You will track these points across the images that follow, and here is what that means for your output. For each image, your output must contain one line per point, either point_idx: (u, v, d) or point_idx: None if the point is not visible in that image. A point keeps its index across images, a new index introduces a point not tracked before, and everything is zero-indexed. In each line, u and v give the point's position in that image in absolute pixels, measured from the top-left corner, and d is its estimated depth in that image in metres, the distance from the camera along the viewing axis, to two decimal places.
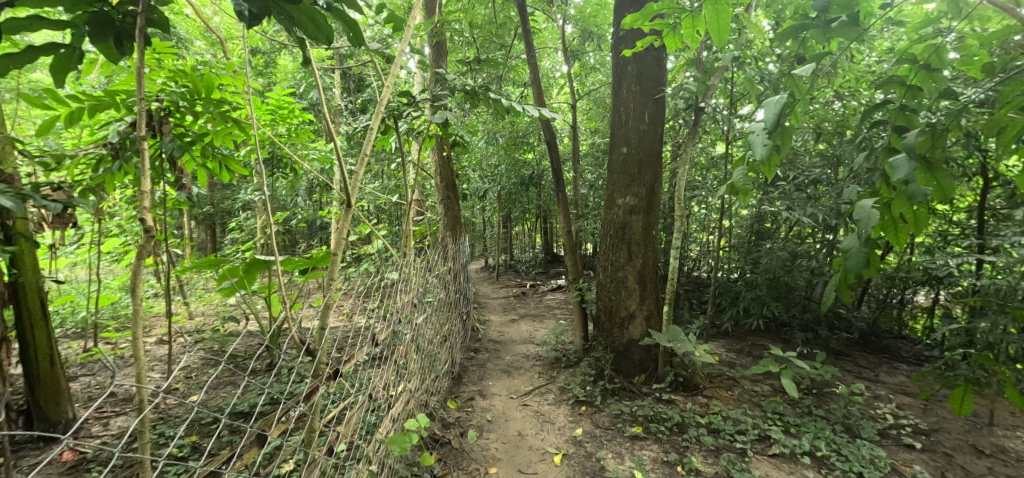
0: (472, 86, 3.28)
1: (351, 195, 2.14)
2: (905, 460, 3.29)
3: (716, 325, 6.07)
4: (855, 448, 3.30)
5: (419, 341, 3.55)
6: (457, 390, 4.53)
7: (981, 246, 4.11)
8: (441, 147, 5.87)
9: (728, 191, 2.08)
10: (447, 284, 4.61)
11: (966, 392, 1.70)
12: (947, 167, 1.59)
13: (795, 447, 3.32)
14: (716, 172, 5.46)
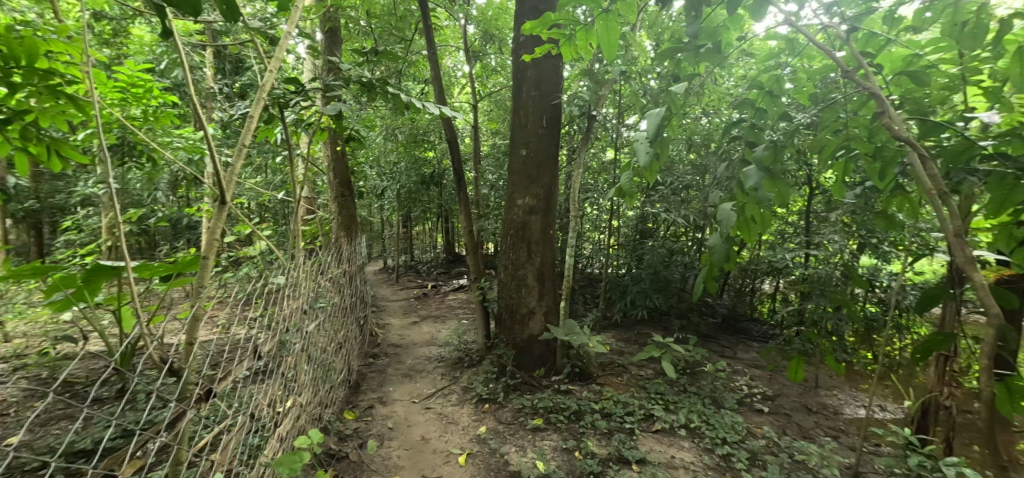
0: (369, 78, 3.17)
1: (226, 191, 2.04)
2: (757, 424, 3.86)
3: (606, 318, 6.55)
4: (721, 417, 3.79)
5: (311, 349, 3.39)
6: (354, 400, 4.39)
7: (810, 242, 4.95)
8: (334, 141, 5.62)
9: (617, 195, 2.31)
10: (341, 288, 4.43)
11: (799, 362, 2.08)
12: (784, 175, 1.94)
13: (674, 421, 3.74)
14: (606, 176, 5.92)
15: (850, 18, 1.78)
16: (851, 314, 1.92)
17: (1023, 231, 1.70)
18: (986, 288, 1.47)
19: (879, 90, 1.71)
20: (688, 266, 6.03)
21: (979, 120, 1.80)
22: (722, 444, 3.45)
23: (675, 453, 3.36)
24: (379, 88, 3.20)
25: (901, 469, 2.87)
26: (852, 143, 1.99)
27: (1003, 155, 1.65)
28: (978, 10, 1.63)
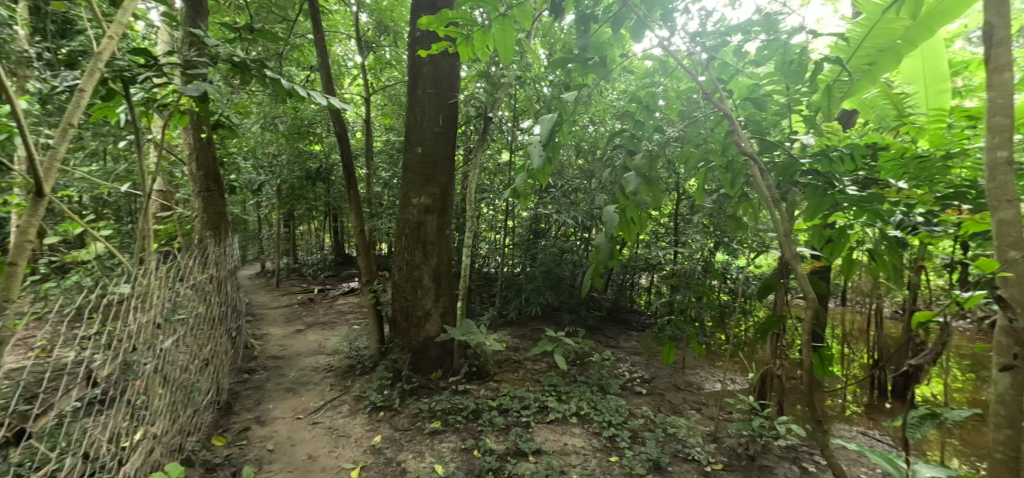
0: (241, 58, 2.82)
1: (46, 184, 1.81)
2: (637, 405, 4.27)
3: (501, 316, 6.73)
4: (607, 403, 4.13)
5: (166, 370, 3.07)
6: (225, 423, 4.02)
7: (678, 241, 5.57)
8: (198, 127, 4.98)
9: (512, 196, 2.45)
10: (207, 296, 4.00)
11: (672, 347, 2.36)
12: (657, 183, 2.20)
13: (566, 410, 3.99)
14: (501, 177, 6.08)
15: (709, 48, 2.08)
16: (708, 301, 2.24)
17: (829, 231, 2.13)
18: (803, 276, 1.82)
19: (731, 112, 2.02)
20: (577, 264, 6.44)
21: (800, 142, 2.21)
22: (608, 427, 3.75)
23: (567, 440, 3.59)
24: (254, 69, 2.87)
25: (749, 432, 3.38)
26: (710, 156, 2.31)
27: (816, 170, 2.05)
28: (800, 51, 2.00)
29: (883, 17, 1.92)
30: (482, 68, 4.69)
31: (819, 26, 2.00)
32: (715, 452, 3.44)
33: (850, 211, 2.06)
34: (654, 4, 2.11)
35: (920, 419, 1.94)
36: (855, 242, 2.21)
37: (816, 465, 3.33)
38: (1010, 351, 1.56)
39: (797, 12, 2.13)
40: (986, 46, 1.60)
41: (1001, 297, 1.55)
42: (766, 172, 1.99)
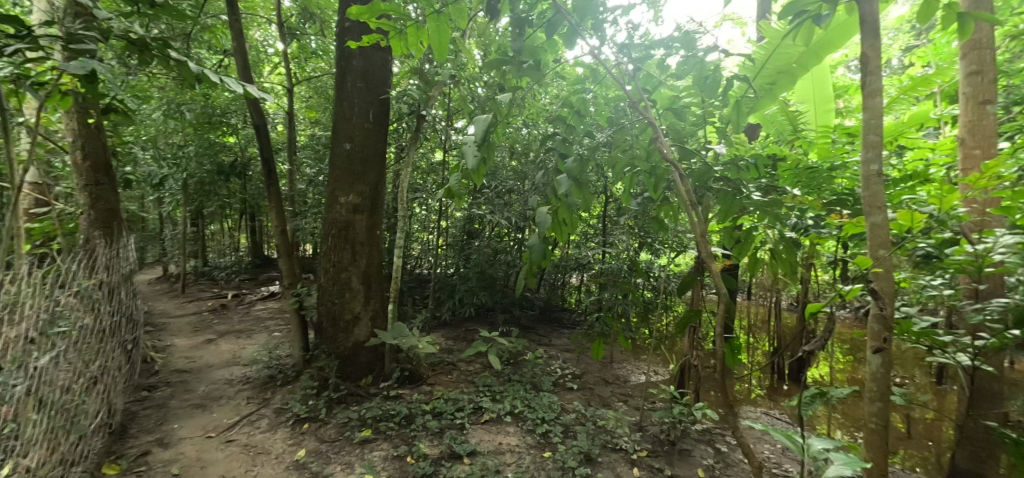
0: (142, 36, 2.50)
1: None
2: (568, 400, 4.41)
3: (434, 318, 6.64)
4: (540, 400, 4.22)
5: (42, 392, 2.70)
6: (119, 449, 3.62)
7: (606, 241, 5.81)
8: (84, 110, 4.43)
9: (446, 195, 2.45)
10: (96, 306, 3.57)
11: (602, 342, 2.48)
12: (587, 185, 2.30)
13: (500, 410, 4.03)
14: (434, 176, 6.00)
15: (635, 59, 2.22)
16: (635, 298, 2.38)
17: (738, 233, 2.34)
18: (717, 273, 1.99)
19: (654, 121, 2.17)
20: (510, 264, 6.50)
21: (713, 151, 2.42)
22: (541, 423, 3.84)
23: (502, 439, 3.63)
24: (156, 49, 2.54)
25: (670, 419, 3.62)
26: (636, 161, 2.46)
27: (726, 177, 2.25)
28: (715, 68, 2.20)
29: (782, 43, 2.17)
30: (415, 65, 4.59)
31: (730, 46, 2.20)
32: (640, 440, 3.64)
33: (755, 215, 2.29)
34: (585, 13, 2.21)
35: (812, 398, 2.16)
36: (760, 243, 2.45)
37: (727, 446, 3.64)
38: (883, 336, 1.80)
39: (711, 31, 2.33)
40: (863, 74, 1.85)
41: (875, 290, 1.79)
42: (684, 177, 2.16)
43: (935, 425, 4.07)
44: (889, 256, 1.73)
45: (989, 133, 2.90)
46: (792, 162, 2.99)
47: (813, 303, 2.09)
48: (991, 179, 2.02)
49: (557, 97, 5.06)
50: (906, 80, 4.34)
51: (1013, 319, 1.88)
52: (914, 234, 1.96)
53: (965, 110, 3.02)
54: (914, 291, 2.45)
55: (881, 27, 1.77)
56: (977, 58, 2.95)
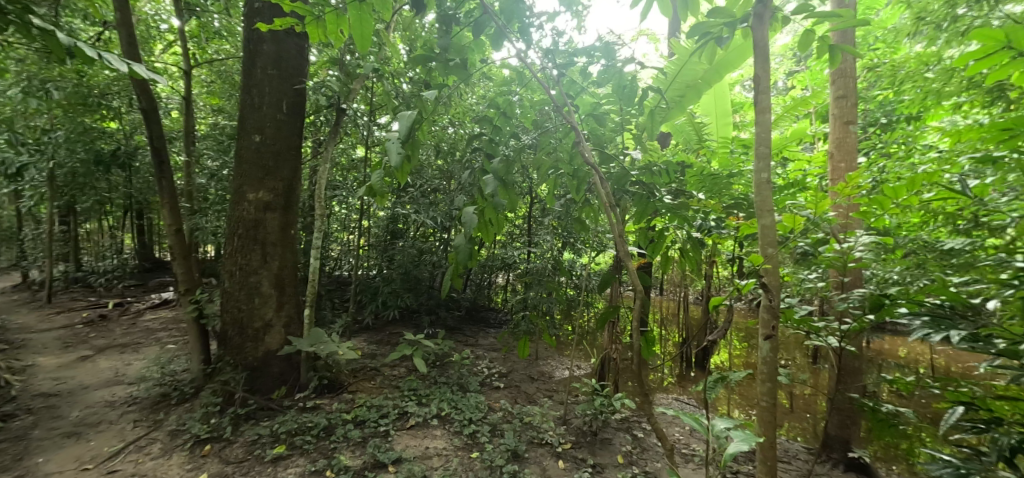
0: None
1: None
2: (495, 398, 4.43)
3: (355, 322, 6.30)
4: (467, 400, 4.20)
5: None
6: None
7: (531, 241, 5.90)
8: None
9: (367, 193, 2.34)
10: None
11: (527, 340, 2.54)
12: (514, 186, 2.34)
13: (426, 413, 3.94)
14: (355, 173, 5.69)
15: (559, 65, 2.30)
16: (558, 296, 2.45)
17: (652, 233, 2.52)
18: (632, 271, 2.10)
19: (577, 125, 2.25)
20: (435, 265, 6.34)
21: (630, 156, 2.57)
22: (468, 424, 3.82)
23: (428, 444, 3.54)
24: (15, 15, 2.17)
25: (592, 411, 3.79)
26: (559, 164, 2.54)
27: (641, 181, 2.40)
28: (632, 79, 2.34)
29: (689, 60, 2.38)
30: (335, 55, 4.31)
31: (645, 59, 2.37)
32: (564, 433, 3.77)
33: (667, 217, 2.47)
34: (513, 16, 2.26)
35: (714, 382, 2.36)
36: (670, 242, 2.64)
37: (644, 431, 3.91)
38: (771, 324, 2.01)
39: (629, 45, 2.50)
40: (756, 92, 2.08)
41: (766, 284, 1.98)
42: (604, 180, 2.26)
43: (812, 399, 4.71)
44: (777, 253, 1.94)
45: (852, 148, 3.40)
46: (697, 168, 3.24)
47: (715, 297, 2.31)
48: (853, 188, 2.37)
49: (483, 97, 5.03)
50: (792, 100, 4.95)
51: (869, 306, 2.11)
52: (796, 235, 2.26)
53: (834, 127, 3.50)
54: (796, 285, 2.76)
55: (771, 52, 2.01)
56: (843, 85, 3.45)
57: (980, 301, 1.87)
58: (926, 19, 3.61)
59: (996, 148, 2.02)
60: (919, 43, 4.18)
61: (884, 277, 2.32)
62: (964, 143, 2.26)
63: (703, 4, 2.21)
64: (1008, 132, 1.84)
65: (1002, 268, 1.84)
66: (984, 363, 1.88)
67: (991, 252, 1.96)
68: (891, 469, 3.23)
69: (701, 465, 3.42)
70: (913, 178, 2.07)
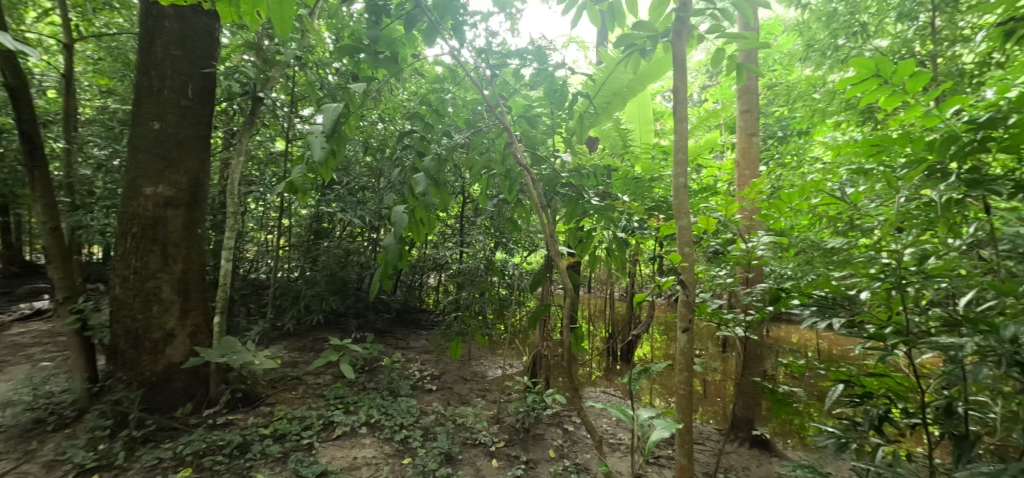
0: None
1: None
2: (428, 402, 4.34)
3: (274, 328, 5.84)
4: (399, 405, 4.07)
5: None
6: None
7: (463, 241, 5.81)
8: None
9: (286, 191, 2.15)
10: None
11: (459, 342, 2.50)
12: (445, 185, 2.32)
13: (354, 421, 3.75)
14: (273, 167, 5.25)
15: (492, 65, 2.31)
16: (490, 296, 2.44)
17: (580, 233, 2.62)
18: (562, 269, 2.15)
19: (509, 126, 2.27)
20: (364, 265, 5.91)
21: (560, 158, 2.63)
22: (399, 430, 3.70)
23: (356, 453, 3.38)
24: None
25: (525, 408, 3.85)
26: (491, 164, 2.55)
27: (570, 183, 2.48)
28: (562, 83, 2.40)
29: (616, 69, 2.49)
30: (250, 39, 3.95)
31: (575, 65, 2.45)
32: (498, 432, 3.80)
33: (595, 218, 2.56)
34: (446, 12, 2.23)
35: (638, 374, 2.48)
36: (598, 242, 2.75)
37: (574, 425, 4.03)
38: (688, 317, 2.13)
39: (560, 51, 2.57)
40: (675, 103, 2.23)
41: (683, 280, 2.10)
42: (535, 181, 2.29)
43: (721, 385, 5.18)
44: (693, 251, 2.09)
45: (754, 158, 3.79)
46: (622, 172, 3.43)
47: (639, 294, 2.45)
48: (756, 194, 2.64)
49: (415, 93, 4.83)
50: (704, 112, 5.42)
51: (769, 298, 2.33)
52: (710, 236, 2.46)
53: (740, 138, 3.85)
54: (708, 281, 3.01)
55: (688, 65, 2.16)
56: (748, 100, 3.83)
57: (856, 292, 2.16)
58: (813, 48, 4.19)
59: (868, 162, 2.35)
60: (811, 68, 4.72)
61: (780, 273, 2.61)
62: (844, 156, 2.60)
63: (629, 16, 2.33)
64: (877, 147, 2.15)
65: (872, 264, 2.14)
66: (861, 345, 2.17)
67: (863, 250, 2.28)
68: (787, 443, 3.69)
69: (627, 452, 3.62)
70: (805, 185, 2.35)
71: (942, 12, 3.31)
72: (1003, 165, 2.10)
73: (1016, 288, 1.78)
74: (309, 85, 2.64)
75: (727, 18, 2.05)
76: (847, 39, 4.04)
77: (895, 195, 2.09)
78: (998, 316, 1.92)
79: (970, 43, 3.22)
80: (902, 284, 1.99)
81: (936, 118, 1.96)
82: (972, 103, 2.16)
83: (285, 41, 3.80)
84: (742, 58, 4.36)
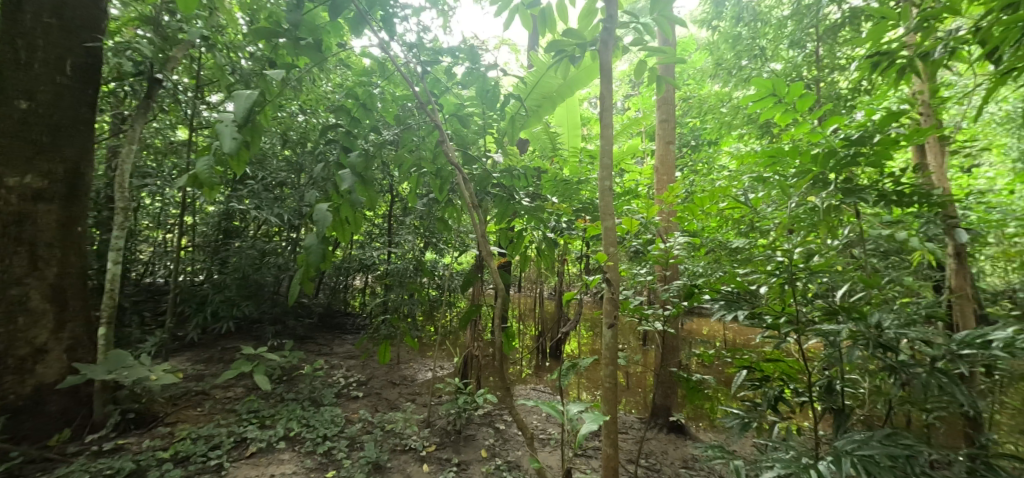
0: None
1: None
2: (353, 409, 4.15)
3: (174, 338, 5.21)
4: (320, 415, 3.86)
5: None
6: None
7: (391, 242, 5.57)
8: None
9: (189, 184, 1.77)
10: None
11: (387, 346, 2.41)
12: (373, 182, 2.18)
13: (271, 436, 3.50)
14: (173, 158, 4.66)
15: (423, 62, 2.25)
16: (420, 297, 2.35)
17: (510, 234, 2.65)
18: (494, 269, 2.12)
19: (441, 124, 2.22)
20: (282, 267, 5.42)
21: (491, 159, 2.62)
22: (322, 441, 3.51)
23: (272, 470, 3.16)
24: None
25: (456, 409, 3.81)
26: (422, 162, 2.48)
27: (501, 183, 2.50)
28: (495, 84, 2.40)
29: (546, 73, 2.55)
30: (146, 13, 3.50)
31: (506, 67, 2.46)
32: (428, 436, 3.74)
33: (525, 218, 2.60)
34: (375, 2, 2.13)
35: (567, 370, 2.58)
36: (529, 242, 2.79)
37: (505, 423, 4.07)
38: (613, 313, 2.21)
39: (492, 52, 2.58)
40: (601, 110, 2.32)
41: (608, 278, 2.17)
42: (467, 181, 2.27)
43: (642, 376, 5.51)
44: (617, 250, 2.17)
45: (671, 165, 4.10)
46: (551, 174, 3.53)
47: (568, 292, 2.53)
48: (674, 198, 2.85)
49: (341, 84, 4.53)
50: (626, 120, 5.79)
51: (683, 294, 2.55)
52: (635, 237, 2.62)
53: (660, 145, 4.14)
54: (630, 279, 3.19)
55: (613, 75, 2.27)
56: (666, 110, 4.12)
57: (757, 287, 2.40)
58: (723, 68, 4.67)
59: (767, 171, 2.63)
60: (719, 85, 5.23)
61: (693, 270, 2.85)
62: (749, 166, 2.91)
63: (558, 23, 2.39)
64: (774, 159, 2.40)
65: (769, 262, 2.40)
66: (760, 334, 2.42)
67: (762, 250, 2.55)
68: (699, 426, 4.07)
69: (556, 446, 3.71)
70: (715, 190, 2.58)
71: (824, 43, 3.84)
72: (870, 178, 2.47)
73: (879, 282, 2.10)
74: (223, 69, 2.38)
75: (648, 32, 2.17)
76: (749, 60, 4.49)
77: (788, 202, 2.37)
78: (865, 305, 2.26)
79: (844, 72, 3.74)
80: (794, 279, 2.25)
81: (820, 135, 2.25)
82: (847, 123, 2.50)
83: (190, 19, 3.41)
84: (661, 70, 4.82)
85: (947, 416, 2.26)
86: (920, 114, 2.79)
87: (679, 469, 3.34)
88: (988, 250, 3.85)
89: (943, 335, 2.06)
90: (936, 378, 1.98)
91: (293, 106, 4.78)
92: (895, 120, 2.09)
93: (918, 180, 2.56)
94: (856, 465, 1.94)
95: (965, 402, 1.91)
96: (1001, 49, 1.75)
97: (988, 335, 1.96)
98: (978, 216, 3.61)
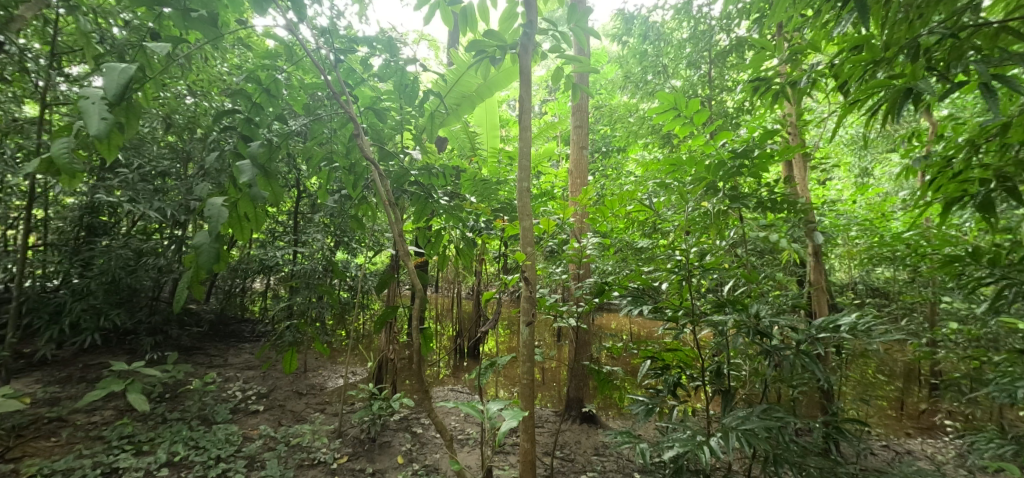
0: None
1: None
2: (252, 425, 3.79)
3: (16, 356, 4.30)
4: (212, 435, 3.50)
5: None
6: None
7: (297, 241, 5.13)
8: None
9: (41, 169, 1.37)
10: None
11: (294, 355, 2.20)
12: (276, 175, 1.85)
13: (150, 463, 3.11)
14: (17, 138, 3.80)
15: (336, 50, 2.08)
16: (330, 299, 2.12)
17: (427, 233, 2.59)
18: (412, 270, 1.98)
19: (356, 117, 2.04)
20: (161, 269, 4.72)
21: (409, 156, 2.50)
22: (214, 463, 3.20)
23: None
24: None
25: (370, 417, 3.63)
26: (333, 156, 2.31)
27: (418, 181, 2.42)
28: (414, 80, 2.31)
29: (466, 73, 2.59)
30: None
31: (426, 62, 2.35)
32: (339, 447, 3.57)
33: (443, 218, 2.57)
34: None
35: (485, 368, 2.59)
36: (446, 242, 2.77)
37: (423, 427, 3.97)
38: (530, 311, 2.21)
39: (410, 45, 2.48)
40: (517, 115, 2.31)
41: (526, 277, 2.19)
42: (383, 177, 2.14)
43: (556, 372, 5.75)
44: (534, 250, 2.18)
45: (584, 169, 4.32)
46: (471, 173, 3.46)
47: (487, 291, 2.53)
48: (587, 200, 2.99)
49: (241, 66, 4.05)
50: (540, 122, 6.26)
51: (596, 291, 2.69)
52: (551, 235, 2.72)
53: (575, 150, 4.32)
54: (546, 277, 3.27)
55: (530, 79, 2.27)
56: (579, 117, 4.35)
57: (659, 284, 2.70)
58: (630, 78, 5.17)
59: (668, 178, 2.89)
60: (627, 96, 5.66)
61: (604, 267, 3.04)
62: (655, 173, 3.16)
63: (479, 22, 2.35)
64: (674, 166, 2.69)
65: (670, 260, 2.63)
66: (662, 327, 2.63)
67: (663, 250, 2.84)
68: (608, 413, 4.38)
69: (475, 445, 3.73)
70: (624, 194, 2.79)
71: (715, 66, 4.34)
72: (753, 187, 2.83)
73: (758, 278, 2.40)
74: (90, 35, 2.20)
75: (564, 41, 2.18)
76: (653, 75, 4.91)
77: (686, 206, 2.65)
78: (747, 297, 2.56)
79: (731, 93, 4.27)
80: (689, 276, 2.48)
81: (712, 146, 2.49)
82: (734, 138, 2.82)
83: None
84: (575, 79, 5.08)
85: (808, 390, 2.66)
86: (790, 135, 3.54)
87: (591, 457, 3.54)
88: (839, 249, 4.64)
89: (805, 322, 2.40)
90: (801, 360, 2.26)
91: (179, 85, 4.18)
92: (771, 138, 2.37)
93: (787, 190, 3.04)
94: (740, 438, 2.17)
95: (822, 379, 2.21)
96: (849, 83, 2.08)
97: (838, 321, 2.30)
98: (831, 221, 4.32)
